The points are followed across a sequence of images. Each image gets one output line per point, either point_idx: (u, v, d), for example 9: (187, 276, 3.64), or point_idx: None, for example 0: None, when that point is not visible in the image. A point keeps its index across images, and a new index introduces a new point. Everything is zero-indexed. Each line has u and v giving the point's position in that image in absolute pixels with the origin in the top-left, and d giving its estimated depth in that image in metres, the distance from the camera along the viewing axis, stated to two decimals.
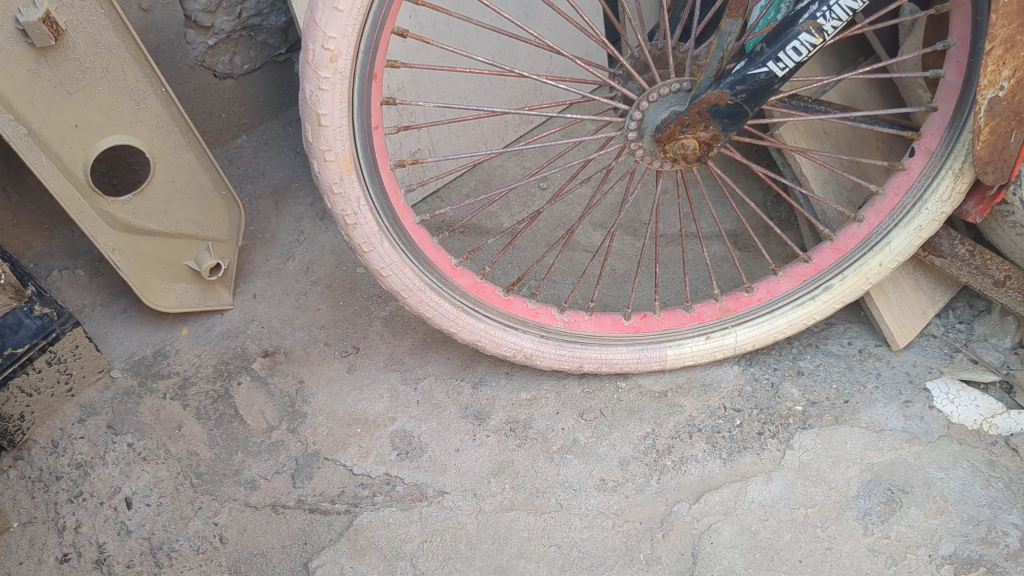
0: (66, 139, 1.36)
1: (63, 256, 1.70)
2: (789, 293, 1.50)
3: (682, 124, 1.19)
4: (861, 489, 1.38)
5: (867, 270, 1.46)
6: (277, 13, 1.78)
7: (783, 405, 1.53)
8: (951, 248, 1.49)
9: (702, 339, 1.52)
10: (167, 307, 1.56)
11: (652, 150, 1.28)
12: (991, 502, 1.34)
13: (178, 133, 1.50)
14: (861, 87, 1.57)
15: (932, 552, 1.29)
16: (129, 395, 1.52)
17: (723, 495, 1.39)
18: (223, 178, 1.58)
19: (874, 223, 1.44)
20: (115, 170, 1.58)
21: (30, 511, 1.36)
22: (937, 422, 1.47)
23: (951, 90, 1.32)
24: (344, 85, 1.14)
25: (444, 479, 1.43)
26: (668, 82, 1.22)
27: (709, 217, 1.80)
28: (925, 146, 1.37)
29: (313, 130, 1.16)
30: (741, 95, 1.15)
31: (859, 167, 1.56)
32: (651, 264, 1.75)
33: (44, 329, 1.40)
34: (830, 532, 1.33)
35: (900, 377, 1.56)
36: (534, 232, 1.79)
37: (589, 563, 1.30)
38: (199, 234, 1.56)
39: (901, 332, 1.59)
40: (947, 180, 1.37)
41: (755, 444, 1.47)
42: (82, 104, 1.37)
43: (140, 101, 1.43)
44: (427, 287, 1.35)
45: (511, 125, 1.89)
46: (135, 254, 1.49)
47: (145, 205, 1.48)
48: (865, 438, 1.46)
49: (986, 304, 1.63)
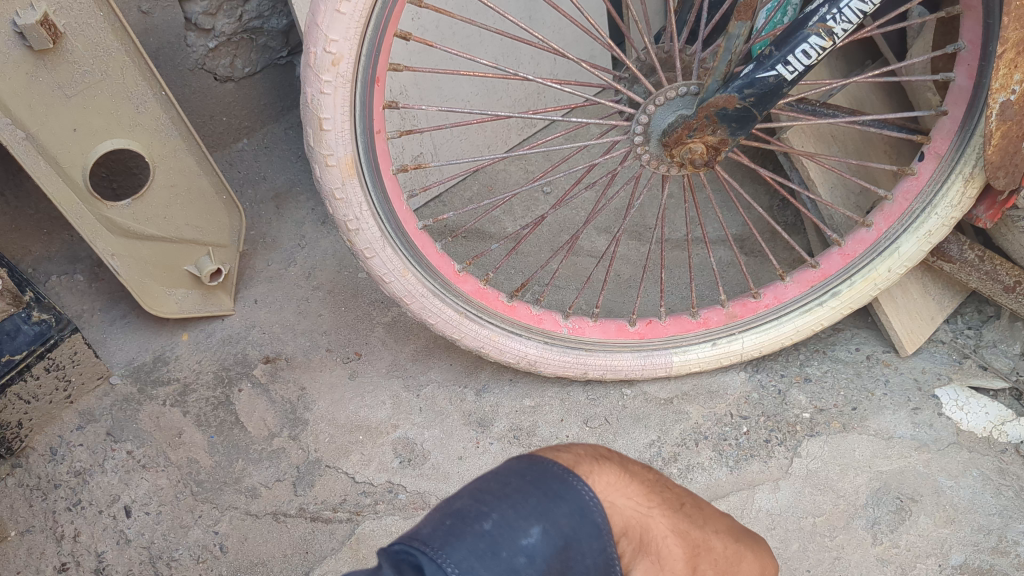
0: (64, 143, 1.35)
1: (62, 261, 1.67)
2: (796, 299, 1.48)
3: (689, 128, 1.18)
4: (869, 498, 1.37)
5: (875, 276, 1.44)
6: (278, 16, 1.76)
7: (790, 412, 1.51)
8: (960, 254, 1.47)
9: (708, 346, 1.50)
10: (167, 312, 1.53)
11: (659, 154, 1.26)
12: (1001, 511, 1.33)
13: (178, 137, 1.48)
14: (869, 90, 1.55)
15: (942, 562, 1.28)
16: (128, 402, 1.50)
17: (731, 504, 1.38)
18: (223, 183, 1.56)
19: (883, 227, 1.42)
20: (115, 175, 1.57)
21: (28, 519, 1.34)
22: (946, 429, 1.45)
23: (962, 94, 1.30)
24: (346, 89, 1.12)
25: (448, 486, 1.41)
26: (675, 85, 1.20)
27: (715, 220, 1.78)
28: (934, 150, 1.35)
29: (314, 134, 1.14)
30: (748, 99, 1.13)
31: (868, 171, 1.54)
32: (656, 269, 1.73)
33: (42, 336, 1.38)
34: (839, 542, 1.32)
35: (907, 384, 1.54)
36: (538, 236, 1.78)
37: None
38: (199, 239, 1.54)
39: (909, 338, 1.57)
40: (957, 184, 1.35)
41: (762, 452, 1.45)
42: (80, 107, 1.35)
43: (139, 104, 1.42)
44: (429, 293, 1.33)
45: (514, 129, 1.87)
46: (134, 259, 1.47)
47: (145, 210, 1.46)
48: (873, 446, 1.44)
49: (995, 310, 1.61)
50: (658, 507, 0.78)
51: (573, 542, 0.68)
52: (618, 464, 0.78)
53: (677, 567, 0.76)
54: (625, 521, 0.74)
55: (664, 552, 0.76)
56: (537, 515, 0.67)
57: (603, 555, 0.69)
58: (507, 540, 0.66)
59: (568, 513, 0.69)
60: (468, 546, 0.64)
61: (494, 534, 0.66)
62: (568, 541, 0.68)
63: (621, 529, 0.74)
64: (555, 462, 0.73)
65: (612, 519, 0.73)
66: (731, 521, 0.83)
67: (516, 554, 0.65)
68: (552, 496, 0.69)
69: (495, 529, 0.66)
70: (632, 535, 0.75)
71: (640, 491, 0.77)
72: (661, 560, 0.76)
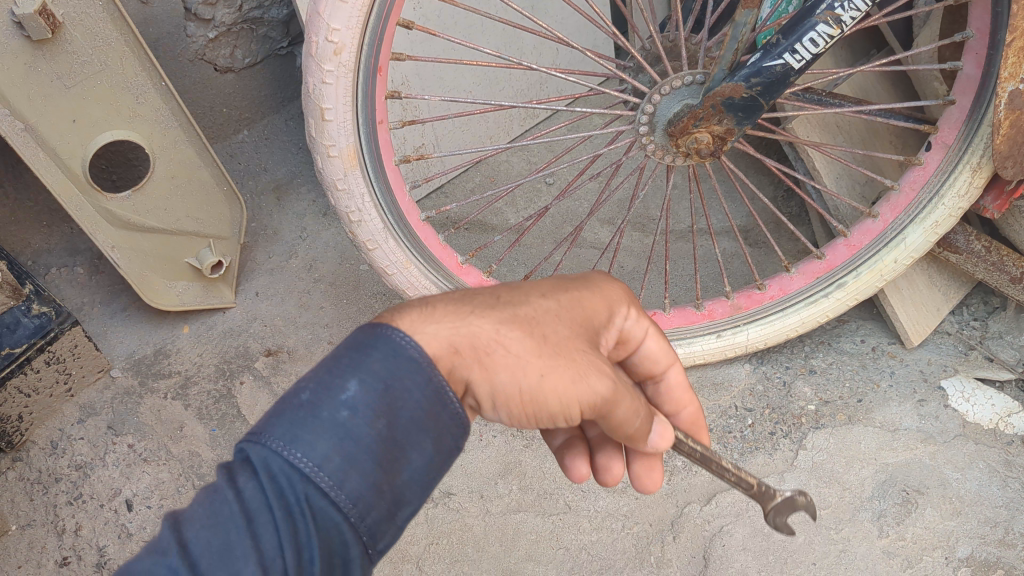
0: (64, 135, 1.33)
1: (62, 253, 1.67)
2: (802, 290, 1.47)
3: (695, 118, 1.17)
4: (875, 490, 1.36)
5: (881, 268, 1.42)
6: (279, 6, 1.73)
7: (795, 404, 1.50)
8: (966, 244, 1.46)
9: (713, 338, 1.48)
10: (168, 305, 1.53)
11: (664, 145, 1.26)
12: (1008, 503, 1.32)
13: (178, 128, 1.47)
14: (874, 80, 1.53)
15: (948, 554, 1.27)
16: (129, 395, 1.49)
17: (735, 496, 1.38)
18: (224, 174, 1.55)
19: (890, 218, 1.40)
20: (114, 166, 1.55)
21: (29, 513, 1.33)
22: (952, 421, 1.44)
23: (970, 83, 1.29)
24: (348, 78, 1.11)
25: (451, 480, 1.43)
26: (681, 74, 1.19)
27: (719, 211, 1.77)
28: (942, 140, 1.34)
29: (316, 124, 1.13)
30: (755, 88, 1.12)
31: (873, 161, 1.52)
32: (660, 261, 1.72)
33: (42, 329, 1.36)
34: (845, 534, 1.31)
35: (913, 376, 1.53)
36: (541, 227, 1.77)
37: (600, 566, 1.31)
38: (199, 231, 1.53)
39: (915, 330, 1.55)
40: (965, 174, 1.33)
41: (767, 444, 1.45)
42: (80, 98, 1.34)
43: (139, 95, 1.41)
44: (431, 285, 1.32)
45: (516, 120, 1.86)
46: (134, 252, 1.46)
47: (146, 202, 1.45)
48: (879, 438, 1.43)
49: (1000, 301, 1.61)
50: (475, 313, 0.70)
51: (395, 383, 0.64)
52: (423, 303, 0.71)
53: (527, 349, 0.69)
54: (450, 342, 0.68)
55: (512, 348, 0.69)
56: (352, 368, 0.63)
57: (431, 387, 0.65)
58: (325, 398, 0.62)
59: (380, 358, 0.64)
60: (286, 417, 0.62)
61: (311, 402, 0.62)
62: (388, 383, 0.64)
63: (450, 351, 0.68)
64: (361, 325, 0.67)
65: (428, 349, 0.66)
66: (560, 281, 0.77)
67: (337, 410, 0.62)
68: (362, 348, 0.64)
69: (312, 395, 0.62)
70: (468, 352, 0.68)
71: (450, 310, 0.70)
72: (509, 351, 0.69)
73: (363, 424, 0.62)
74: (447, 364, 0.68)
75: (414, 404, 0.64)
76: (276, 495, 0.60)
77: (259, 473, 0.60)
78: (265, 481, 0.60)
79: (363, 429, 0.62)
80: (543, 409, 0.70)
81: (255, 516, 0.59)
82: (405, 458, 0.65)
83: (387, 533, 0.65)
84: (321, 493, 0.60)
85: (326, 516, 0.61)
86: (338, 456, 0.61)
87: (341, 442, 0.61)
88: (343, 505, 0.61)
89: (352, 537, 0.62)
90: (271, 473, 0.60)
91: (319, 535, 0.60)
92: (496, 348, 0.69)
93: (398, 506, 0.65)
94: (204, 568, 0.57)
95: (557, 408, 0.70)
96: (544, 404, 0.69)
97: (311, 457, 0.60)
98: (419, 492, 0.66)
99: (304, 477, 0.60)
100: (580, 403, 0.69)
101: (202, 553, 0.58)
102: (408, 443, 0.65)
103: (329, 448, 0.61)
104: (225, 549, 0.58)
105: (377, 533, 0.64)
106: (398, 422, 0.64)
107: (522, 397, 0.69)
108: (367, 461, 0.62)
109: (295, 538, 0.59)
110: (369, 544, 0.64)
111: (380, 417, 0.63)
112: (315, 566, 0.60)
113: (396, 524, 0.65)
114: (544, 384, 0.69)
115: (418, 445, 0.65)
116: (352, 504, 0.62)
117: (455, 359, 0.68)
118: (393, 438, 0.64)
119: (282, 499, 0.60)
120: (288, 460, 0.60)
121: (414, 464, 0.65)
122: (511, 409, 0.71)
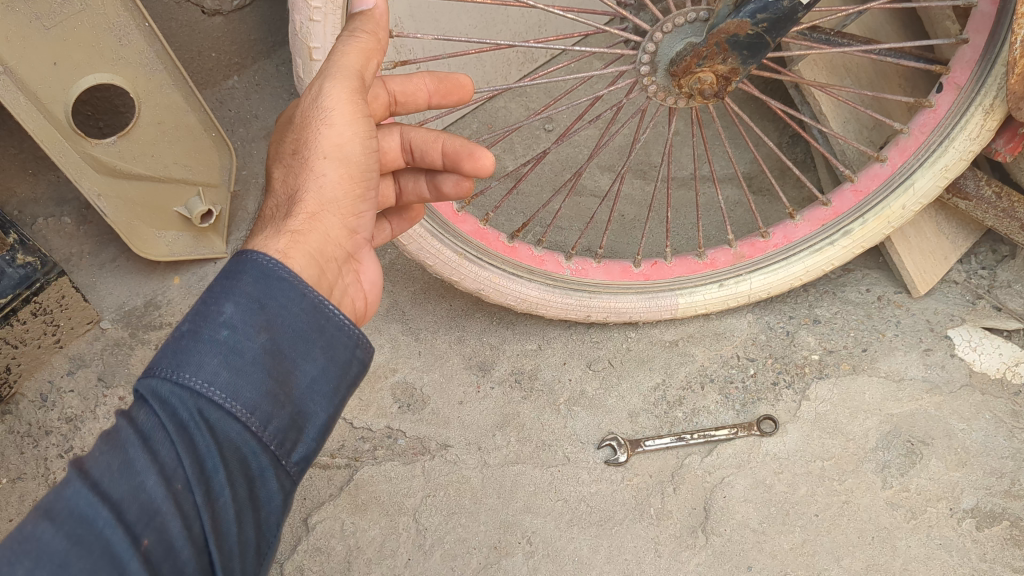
0: (44, 79, 1.28)
1: (49, 202, 1.54)
2: (807, 239, 1.43)
3: (699, 56, 1.11)
4: (880, 441, 1.34)
5: (889, 214, 1.38)
6: None
7: (798, 354, 1.47)
8: (977, 190, 1.41)
9: (715, 287, 1.45)
10: (156, 255, 1.50)
11: (666, 85, 1.22)
12: (1014, 454, 1.31)
13: (163, 71, 1.41)
14: (884, 20, 1.48)
15: (953, 505, 1.27)
16: (120, 346, 1.48)
17: (737, 448, 1.36)
18: (212, 119, 1.49)
19: (898, 162, 1.36)
20: (101, 113, 1.51)
21: (19, 467, 1.35)
22: (959, 371, 1.41)
23: (985, 20, 1.23)
24: (337, 15, 1.06)
25: (448, 432, 1.40)
26: (684, 11, 1.15)
27: (723, 156, 1.73)
28: (954, 81, 1.28)
29: (305, 64, 1.10)
30: (762, 24, 1.05)
31: (881, 104, 1.48)
32: (660, 208, 1.69)
33: (27, 280, 1.30)
34: (848, 486, 1.31)
35: (920, 325, 1.48)
36: (539, 175, 1.74)
37: (598, 518, 1.30)
38: (188, 179, 1.48)
39: (921, 278, 1.51)
40: (977, 116, 1.28)
41: (770, 395, 1.43)
42: (59, 40, 1.27)
43: (122, 37, 1.34)
44: (428, 234, 1.26)
45: (514, 64, 1.81)
46: (122, 200, 1.42)
47: (131, 147, 1.40)
48: (884, 388, 1.40)
49: (1010, 249, 1.54)
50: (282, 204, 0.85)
51: (268, 301, 0.73)
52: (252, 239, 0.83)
53: (317, 162, 0.85)
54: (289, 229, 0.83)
55: (319, 180, 0.85)
56: (226, 295, 0.72)
57: (307, 301, 0.75)
58: (204, 324, 0.70)
59: (251, 281, 0.73)
60: (169, 349, 0.70)
61: (191, 330, 0.70)
62: (262, 303, 0.73)
63: (293, 230, 0.83)
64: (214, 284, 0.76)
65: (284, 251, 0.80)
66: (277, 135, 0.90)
67: (218, 330, 0.70)
68: (232, 275, 0.73)
69: (191, 325, 0.70)
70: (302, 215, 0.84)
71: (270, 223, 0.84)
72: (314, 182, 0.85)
73: (244, 340, 0.71)
74: (306, 238, 0.83)
75: (292, 316, 0.74)
76: (168, 414, 0.67)
77: (149, 402, 0.68)
78: (156, 406, 0.67)
79: (246, 345, 0.70)
80: (363, 167, 0.88)
81: (150, 435, 0.66)
82: (293, 369, 0.73)
83: (295, 442, 0.73)
84: (216, 406, 0.68)
85: (226, 428, 0.69)
86: (226, 370, 0.69)
87: (228, 356, 0.69)
88: (239, 414, 0.69)
89: (257, 444, 0.70)
90: (161, 398, 0.68)
91: (218, 445, 0.68)
92: (302, 201, 0.85)
93: (298, 416, 0.73)
94: (106, 485, 0.64)
95: (365, 151, 0.88)
96: (361, 162, 0.88)
97: (200, 375, 0.68)
98: (316, 401, 0.75)
99: (194, 393, 0.68)
100: (362, 122, 0.87)
101: (104, 474, 0.64)
102: (293, 355, 0.73)
103: (216, 364, 0.69)
104: (126, 466, 0.65)
105: (285, 442, 0.73)
106: (279, 336, 0.73)
107: (356, 187, 0.88)
108: (255, 371, 0.70)
109: (192, 452, 0.67)
110: (279, 453, 0.72)
111: (261, 331, 0.72)
112: (220, 471, 0.68)
113: (301, 433, 0.74)
114: (350, 158, 0.87)
115: (303, 357, 0.74)
116: (250, 413, 0.69)
117: (301, 236, 0.83)
118: (277, 351, 0.72)
119: (175, 417, 0.67)
120: (177, 381, 0.68)
121: (303, 375, 0.74)
122: (362, 196, 0.90)
